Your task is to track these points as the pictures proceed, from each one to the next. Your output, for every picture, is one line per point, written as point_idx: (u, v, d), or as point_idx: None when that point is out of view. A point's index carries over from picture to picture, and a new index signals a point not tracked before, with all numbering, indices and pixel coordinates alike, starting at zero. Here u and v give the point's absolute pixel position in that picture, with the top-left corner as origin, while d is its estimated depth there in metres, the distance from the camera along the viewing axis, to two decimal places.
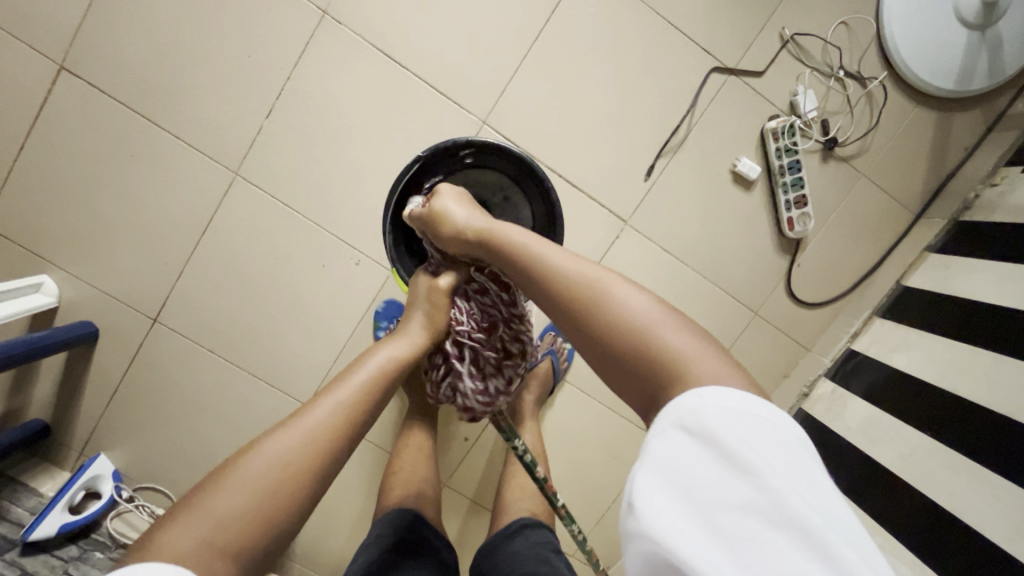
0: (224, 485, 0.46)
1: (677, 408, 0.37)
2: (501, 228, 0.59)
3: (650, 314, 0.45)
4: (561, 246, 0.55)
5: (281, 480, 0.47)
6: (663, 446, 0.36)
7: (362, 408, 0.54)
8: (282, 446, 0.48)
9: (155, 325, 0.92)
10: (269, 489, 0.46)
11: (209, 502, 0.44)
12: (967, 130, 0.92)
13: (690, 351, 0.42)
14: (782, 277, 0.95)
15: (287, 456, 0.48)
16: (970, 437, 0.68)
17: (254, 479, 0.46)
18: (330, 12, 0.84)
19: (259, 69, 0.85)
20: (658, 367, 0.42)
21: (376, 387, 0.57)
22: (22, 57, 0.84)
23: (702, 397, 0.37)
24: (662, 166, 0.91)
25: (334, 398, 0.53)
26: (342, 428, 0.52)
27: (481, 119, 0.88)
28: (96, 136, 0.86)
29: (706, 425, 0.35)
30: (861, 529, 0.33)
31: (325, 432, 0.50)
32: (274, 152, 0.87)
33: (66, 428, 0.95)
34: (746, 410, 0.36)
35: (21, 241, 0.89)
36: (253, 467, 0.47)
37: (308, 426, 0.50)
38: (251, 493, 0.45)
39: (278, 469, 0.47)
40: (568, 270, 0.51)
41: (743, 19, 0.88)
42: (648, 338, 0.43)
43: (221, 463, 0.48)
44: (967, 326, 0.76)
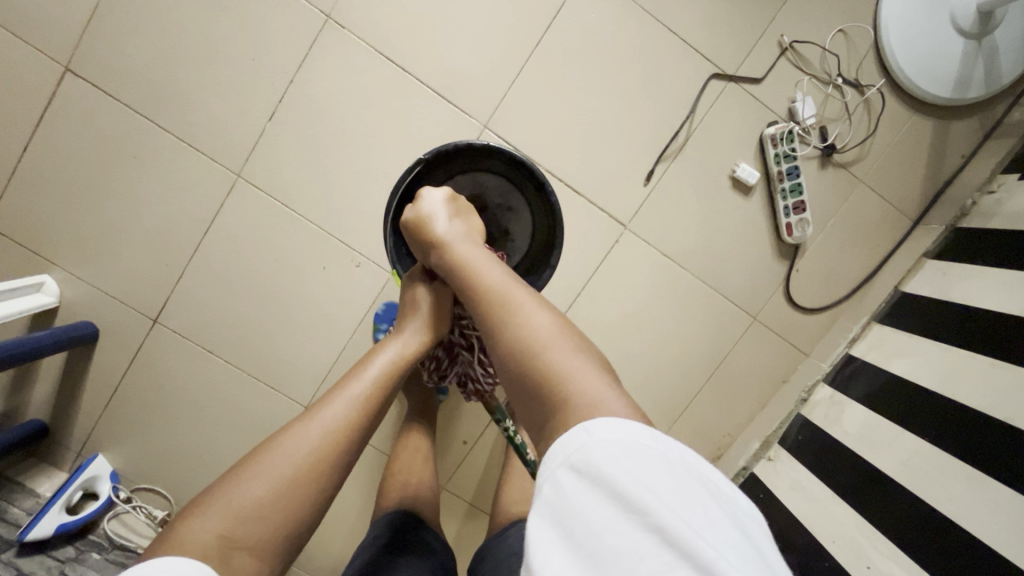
0: (244, 477, 0.46)
1: (565, 447, 0.38)
2: (456, 247, 0.60)
3: (549, 336, 0.48)
4: (504, 269, 0.57)
5: (302, 474, 0.48)
6: (555, 493, 0.37)
7: (370, 410, 0.55)
8: (298, 443, 0.49)
9: (155, 325, 0.92)
10: (291, 482, 0.47)
11: (229, 496, 0.45)
12: (964, 138, 0.93)
13: (584, 375, 0.44)
14: (781, 282, 0.96)
15: (303, 452, 0.49)
16: (970, 442, 0.68)
17: (271, 476, 0.47)
18: (333, 16, 0.85)
19: (263, 72, 0.86)
20: (549, 389, 0.45)
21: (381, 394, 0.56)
22: (28, 59, 0.84)
23: (590, 432, 0.38)
24: (662, 171, 0.91)
25: (344, 398, 0.54)
26: (357, 421, 0.53)
27: (483, 124, 0.89)
28: (99, 137, 0.87)
29: (594, 464, 0.36)
30: (747, 536, 0.35)
31: (338, 431, 0.51)
32: (277, 154, 0.88)
33: (64, 429, 0.95)
34: (634, 440, 0.37)
35: (23, 241, 0.89)
36: (271, 463, 0.47)
37: (322, 423, 0.51)
38: (272, 486, 0.46)
39: (297, 464, 0.48)
40: (494, 292, 0.53)
41: (743, 26, 0.89)
42: (543, 358, 0.46)
43: (229, 469, 0.47)
44: (965, 331, 0.76)
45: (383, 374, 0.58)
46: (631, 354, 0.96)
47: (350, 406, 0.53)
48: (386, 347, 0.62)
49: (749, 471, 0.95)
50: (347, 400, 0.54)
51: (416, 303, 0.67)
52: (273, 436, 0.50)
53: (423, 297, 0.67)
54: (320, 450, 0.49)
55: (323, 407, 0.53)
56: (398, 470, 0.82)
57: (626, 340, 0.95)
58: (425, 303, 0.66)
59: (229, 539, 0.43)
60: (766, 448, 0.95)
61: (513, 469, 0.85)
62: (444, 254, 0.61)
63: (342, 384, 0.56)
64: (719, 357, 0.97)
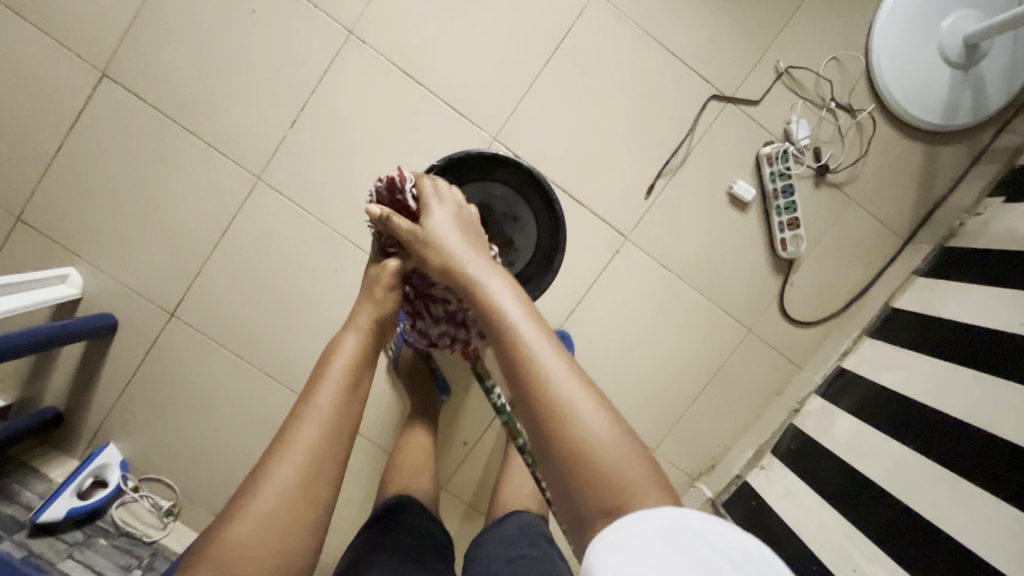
0: (238, 516, 0.49)
1: (655, 518, 0.38)
2: (489, 284, 0.54)
3: (589, 412, 0.45)
4: (536, 316, 0.51)
5: (288, 500, 0.51)
6: (635, 543, 0.37)
7: (340, 424, 0.56)
8: (281, 474, 0.51)
9: (172, 319, 0.96)
10: (283, 511, 0.50)
11: (223, 537, 0.48)
12: (952, 163, 0.97)
13: (599, 437, 0.44)
14: (775, 296, 0.99)
15: (284, 482, 0.51)
16: (952, 451, 0.71)
17: (262, 505, 0.50)
18: (356, 32, 0.90)
19: (286, 82, 0.91)
20: (596, 479, 0.42)
21: (344, 407, 0.57)
22: (69, 64, 0.90)
23: (687, 520, 0.38)
24: (662, 186, 0.95)
25: (314, 413, 0.55)
26: (332, 435, 0.55)
27: (492, 136, 0.93)
28: (129, 138, 0.92)
29: (646, 550, 0.36)
30: None
31: (311, 454, 0.53)
32: (297, 159, 0.93)
33: (78, 418, 0.98)
34: (673, 520, 0.38)
35: (52, 235, 0.93)
36: (260, 493, 0.50)
37: (301, 446, 0.53)
38: (259, 521, 0.49)
39: (286, 490, 0.51)
40: (528, 349, 0.48)
41: (741, 51, 0.94)
42: (583, 438, 0.44)
43: (226, 504, 0.51)
44: (950, 346, 0.79)
45: (348, 380, 0.59)
46: (630, 362, 0.99)
47: (323, 424, 0.55)
48: (345, 342, 0.62)
49: (742, 479, 0.97)
50: (315, 413, 0.55)
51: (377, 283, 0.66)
52: (260, 465, 0.53)
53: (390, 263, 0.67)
54: (303, 472, 0.52)
55: (298, 430, 0.54)
56: (396, 465, 0.85)
57: (623, 347, 0.99)
58: (385, 278, 0.66)
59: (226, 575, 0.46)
60: (759, 457, 0.98)
61: (511, 468, 0.88)
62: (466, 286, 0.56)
63: (307, 401, 0.56)
64: (714, 367, 1.00)
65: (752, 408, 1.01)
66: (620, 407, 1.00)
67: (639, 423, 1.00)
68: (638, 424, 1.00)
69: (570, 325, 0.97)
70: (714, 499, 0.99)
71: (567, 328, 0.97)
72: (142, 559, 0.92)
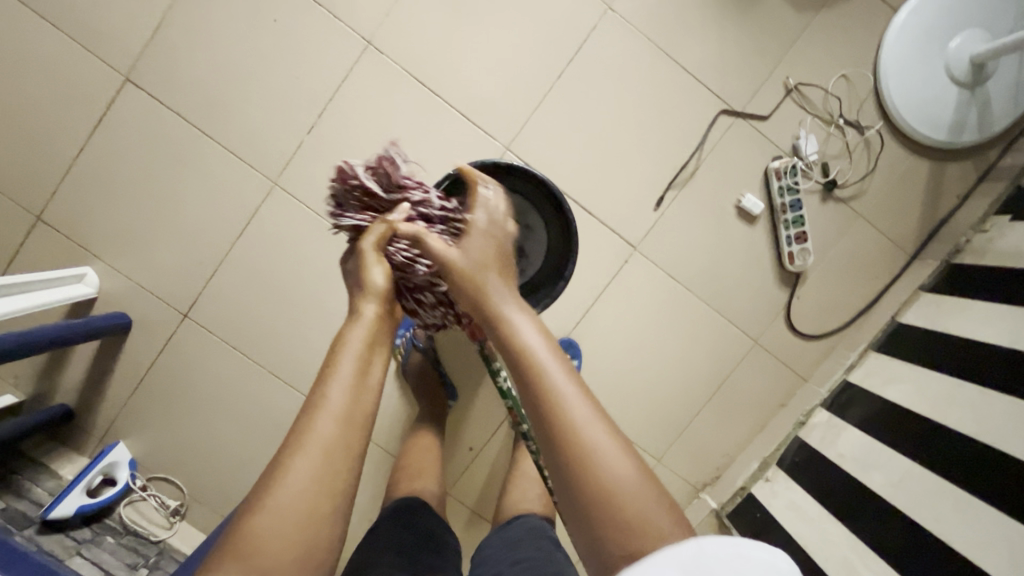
0: (263, 514, 0.44)
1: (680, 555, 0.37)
2: (514, 319, 0.52)
3: (613, 458, 0.45)
4: (562, 354, 0.51)
5: (315, 499, 0.46)
6: None
7: (363, 414, 0.50)
8: (299, 479, 0.46)
9: (185, 320, 0.97)
10: (308, 509, 0.45)
11: (249, 536, 0.43)
12: (959, 180, 0.98)
13: (623, 482, 0.44)
14: (782, 309, 1.00)
15: (306, 484, 0.46)
16: (957, 465, 0.71)
17: (282, 508, 0.44)
18: (373, 43, 0.92)
19: (304, 90, 0.93)
20: (620, 524, 0.43)
21: (364, 396, 0.50)
22: (93, 69, 0.92)
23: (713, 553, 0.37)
24: (671, 198, 0.97)
25: (330, 411, 0.49)
26: (351, 430, 0.49)
27: (505, 146, 0.95)
28: (149, 142, 0.94)
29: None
30: None
31: (333, 453, 0.47)
32: (312, 165, 0.94)
33: (89, 415, 0.99)
34: (699, 552, 0.37)
35: (70, 236, 0.95)
36: (276, 498, 0.45)
37: (318, 447, 0.47)
38: (292, 519, 0.44)
39: (308, 489, 0.46)
40: (555, 391, 0.47)
41: (751, 68, 0.95)
42: (607, 484, 0.44)
43: (245, 502, 0.46)
44: (956, 362, 0.80)
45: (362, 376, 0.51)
46: (636, 372, 1.00)
47: (341, 423, 0.49)
48: (353, 333, 0.53)
49: (746, 491, 0.97)
50: (332, 410, 0.48)
51: (367, 274, 0.55)
52: (272, 468, 0.47)
53: (368, 252, 0.57)
54: (321, 471, 0.46)
55: (312, 428, 0.48)
56: (403, 468, 0.85)
57: (630, 357, 1.00)
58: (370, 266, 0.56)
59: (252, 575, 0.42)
60: (764, 469, 0.98)
61: (518, 474, 0.88)
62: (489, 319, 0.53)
63: (317, 399, 0.49)
64: (719, 379, 1.01)
65: (757, 419, 1.01)
66: (626, 416, 1.01)
67: (644, 433, 1.01)
68: (643, 433, 1.01)
69: (577, 334, 0.98)
70: (718, 511, 0.99)
71: (574, 337, 0.98)
72: (148, 558, 0.92)
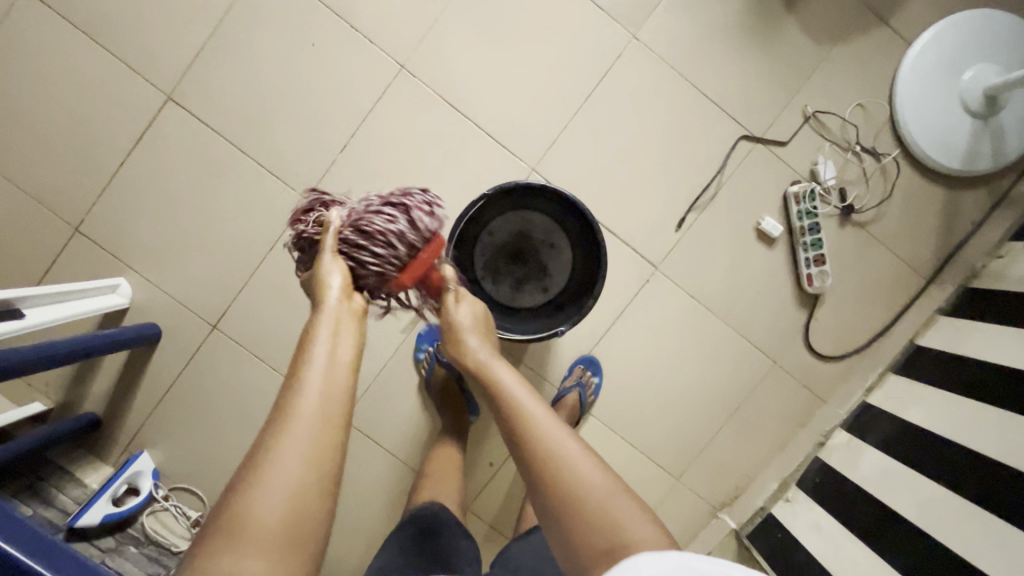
0: (251, 494, 0.42)
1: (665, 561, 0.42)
2: (498, 368, 0.58)
3: (587, 465, 0.49)
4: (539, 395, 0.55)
5: (303, 481, 0.44)
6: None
7: (343, 395, 0.48)
8: (276, 464, 0.43)
9: (214, 331, 0.99)
10: (297, 487, 0.43)
11: (239, 517, 0.41)
12: (973, 207, 1.00)
13: (599, 486, 0.48)
14: (800, 330, 1.01)
15: (294, 463, 0.44)
16: (981, 487, 0.72)
17: (263, 494, 0.42)
18: (408, 67, 0.96)
19: (339, 110, 0.96)
20: (604, 525, 0.46)
21: (341, 372, 0.49)
22: (136, 87, 0.95)
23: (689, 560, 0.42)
24: (692, 220, 0.99)
25: (307, 389, 0.47)
26: (333, 409, 0.47)
27: (531, 166, 0.98)
28: (186, 157, 0.97)
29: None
30: None
31: (316, 432, 0.46)
32: (344, 183, 0.97)
33: (114, 424, 1.01)
34: (680, 560, 0.42)
35: (106, 247, 0.97)
36: (256, 484, 0.43)
37: (300, 427, 0.45)
38: (284, 499, 0.43)
39: (294, 469, 0.44)
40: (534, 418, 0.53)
41: (771, 96, 0.98)
42: (586, 492, 0.48)
43: (233, 480, 0.44)
44: (977, 385, 0.81)
45: (335, 356, 0.49)
46: (657, 390, 1.01)
47: (320, 397, 0.47)
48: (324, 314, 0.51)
49: (766, 512, 0.98)
50: (312, 387, 0.47)
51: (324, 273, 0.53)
52: (252, 454, 0.45)
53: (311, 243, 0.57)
54: (308, 451, 0.45)
55: (293, 409, 0.46)
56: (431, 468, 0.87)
57: (651, 375, 1.01)
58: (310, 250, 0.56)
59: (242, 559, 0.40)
60: (784, 489, 0.99)
61: None
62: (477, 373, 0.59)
63: (294, 381, 0.47)
64: (738, 399, 1.02)
65: (777, 440, 1.02)
66: (645, 434, 1.02)
67: (662, 450, 1.02)
68: (662, 452, 1.02)
69: (598, 351, 1.00)
70: (738, 531, 1.00)
71: (595, 354, 1.00)
72: (170, 567, 0.92)
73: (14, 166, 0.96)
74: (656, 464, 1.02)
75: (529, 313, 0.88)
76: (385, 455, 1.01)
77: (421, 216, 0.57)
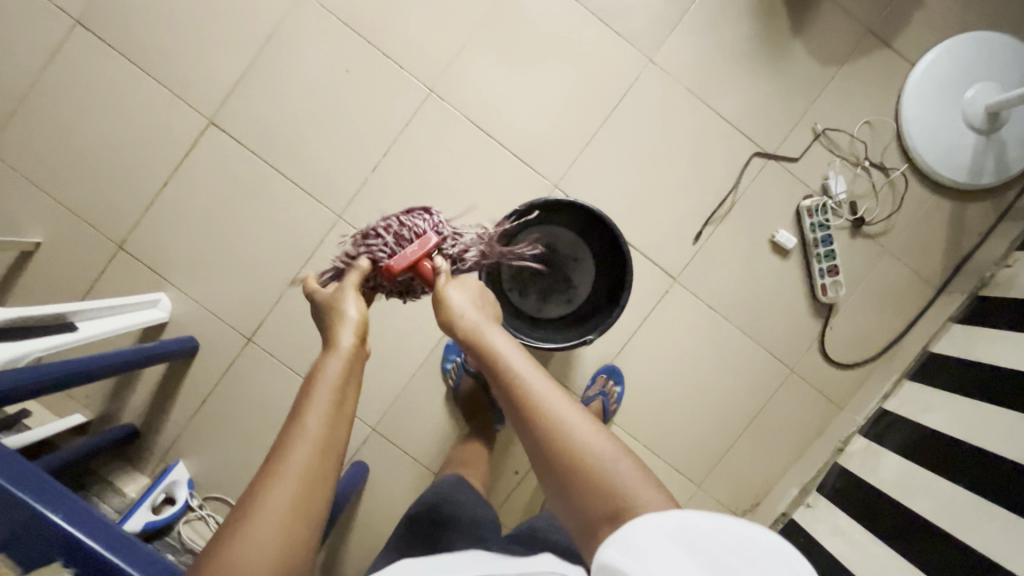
0: (245, 533, 0.46)
1: (664, 520, 0.45)
2: (490, 336, 0.61)
3: (583, 430, 0.54)
4: (535, 361, 0.59)
5: (291, 523, 0.48)
6: (640, 539, 0.44)
7: (332, 447, 0.53)
8: (271, 505, 0.48)
9: (249, 343, 1.03)
10: (285, 528, 0.47)
11: (230, 556, 0.45)
12: (980, 219, 1.04)
13: (596, 450, 0.53)
14: (816, 339, 1.04)
15: (287, 503, 0.48)
16: (1001, 486, 0.74)
17: (255, 533, 0.46)
18: (436, 90, 1.01)
19: (371, 132, 1.01)
20: (605, 488, 0.51)
21: (336, 426, 0.54)
22: (180, 112, 1.01)
23: (687, 516, 0.44)
24: (709, 233, 1.03)
25: (303, 441, 0.52)
26: (325, 458, 0.52)
27: (554, 183, 1.02)
28: (225, 178, 1.01)
29: (656, 550, 0.43)
30: None
31: (308, 477, 0.50)
32: (375, 201, 1.02)
33: (151, 434, 1.04)
34: (680, 520, 0.44)
35: (148, 264, 1.02)
36: (248, 526, 0.46)
37: (294, 473, 0.50)
38: (272, 541, 0.46)
39: (286, 509, 0.48)
40: (528, 391, 0.56)
41: (782, 114, 1.03)
42: (584, 457, 0.53)
43: (227, 521, 0.48)
44: (992, 389, 0.83)
45: (336, 406, 0.55)
46: (677, 398, 1.04)
47: (316, 445, 0.52)
48: (323, 364, 0.57)
49: (788, 517, 1.01)
50: (311, 435, 0.52)
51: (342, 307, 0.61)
52: (245, 499, 0.49)
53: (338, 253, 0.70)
54: (300, 492, 0.49)
55: (290, 455, 0.51)
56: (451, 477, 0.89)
57: (671, 383, 1.04)
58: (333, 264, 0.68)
59: None
60: (805, 495, 1.01)
61: None
62: (468, 345, 0.61)
63: (294, 429, 0.52)
64: (757, 407, 1.04)
65: (795, 447, 1.05)
66: (667, 441, 1.04)
67: (684, 457, 1.04)
68: (684, 459, 1.04)
69: (620, 360, 1.04)
70: None
71: (617, 364, 1.03)
72: None
73: (63, 187, 1.01)
74: (678, 471, 1.04)
75: (552, 325, 0.92)
76: (413, 463, 1.04)
77: (413, 219, 0.66)
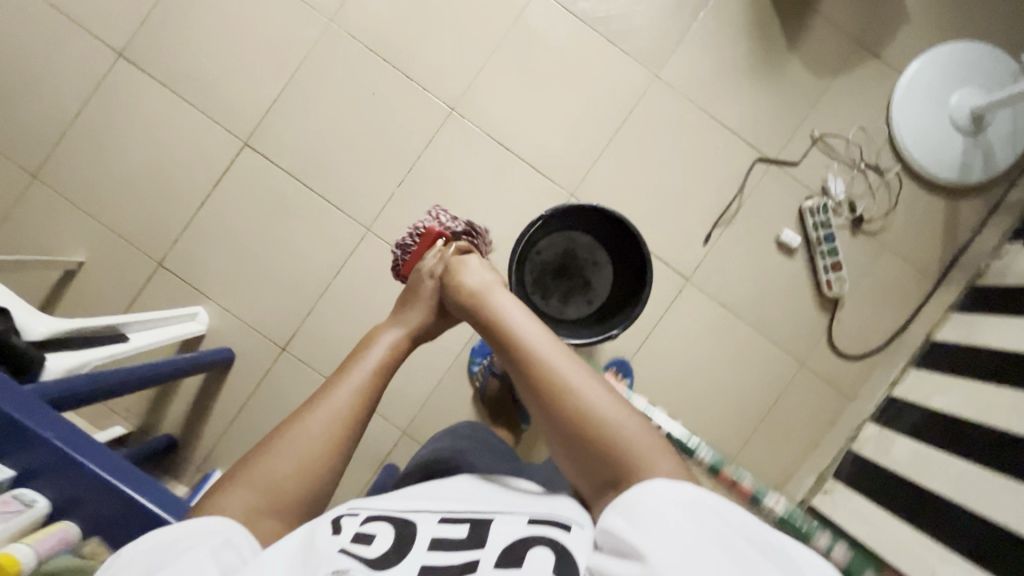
0: (274, 456, 0.53)
1: (675, 491, 0.47)
2: (501, 298, 0.65)
3: (592, 386, 0.56)
4: (543, 324, 0.62)
5: (315, 454, 0.54)
6: (647, 504, 0.46)
7: (363, 397, 0.59)
8: (300, 436, 0.54)
9: (283, 352, 1.07)
10: (308, 459, 0.54)
11: (259, 473, 0.52)
12: (973, 214, 1.10)
13: (601, 402, 0.55)
14: (824, 331, 1.10)
15: (315, 436, 0.55)
16: (1010, 459, 0.78)
17: (282, 457, 0.53)
18: (457, 108, 1.08)
19: (396, 149, 1.08)
20: (609, 440, 0.53)
21: (372, 383, 0.60)
22: (216, 136, 1.07)
23: (699, 494, 0.47)
24: (718, 234, 1.09)
25: (342, 388, 0.58)
26: (357, 404, 0.58)
27: (570, 193, 1.09)
28: (259, 195, 1.07)
29: (665, 514, 0.45)
30: None
31: (337, 422, 0.56)
32: (402, 213, 1.08)
33: (189, 443, 1.07)
34: (695, 497, 0.46)
35: (186, 279, 1.07)
36: (279, 450, 0.53)
37: (327, 411, 0.56)
38: (296, 464, 0.53)
39: (314, 439, 0.54)
40: (536, 345, 0.59)
41: (781, 122, 1.10)
42: (590, 410, 0.54)
43: (264, 441, 0.55)
44: (995, 371, 0.88)
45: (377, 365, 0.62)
46: (695, 393, 1.09)
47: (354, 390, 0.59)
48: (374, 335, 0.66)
49: (806, 504, 1.05)
50: (348, 383, 0.59)
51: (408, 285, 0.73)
52: (281, 428, 0.55)
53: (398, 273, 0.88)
54: (328, 430, 0.55)
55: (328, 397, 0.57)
56: None
57: (688, 379, 1.09)
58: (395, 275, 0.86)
59: (255, 508, 0.50)
60: (822, 482, 1.05)
61: None
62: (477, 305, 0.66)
63: (334, 379, 0.60)
64: (771, 399, 1.09)
65: (810, 436, 1.09)
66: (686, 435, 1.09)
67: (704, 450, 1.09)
68: None
69: (638, 358, 1.08)
70: None
71: (626, 358, 1.08)
72: None
73: (105, 209, 1.07)
74: None
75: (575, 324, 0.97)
76: None
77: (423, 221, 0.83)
